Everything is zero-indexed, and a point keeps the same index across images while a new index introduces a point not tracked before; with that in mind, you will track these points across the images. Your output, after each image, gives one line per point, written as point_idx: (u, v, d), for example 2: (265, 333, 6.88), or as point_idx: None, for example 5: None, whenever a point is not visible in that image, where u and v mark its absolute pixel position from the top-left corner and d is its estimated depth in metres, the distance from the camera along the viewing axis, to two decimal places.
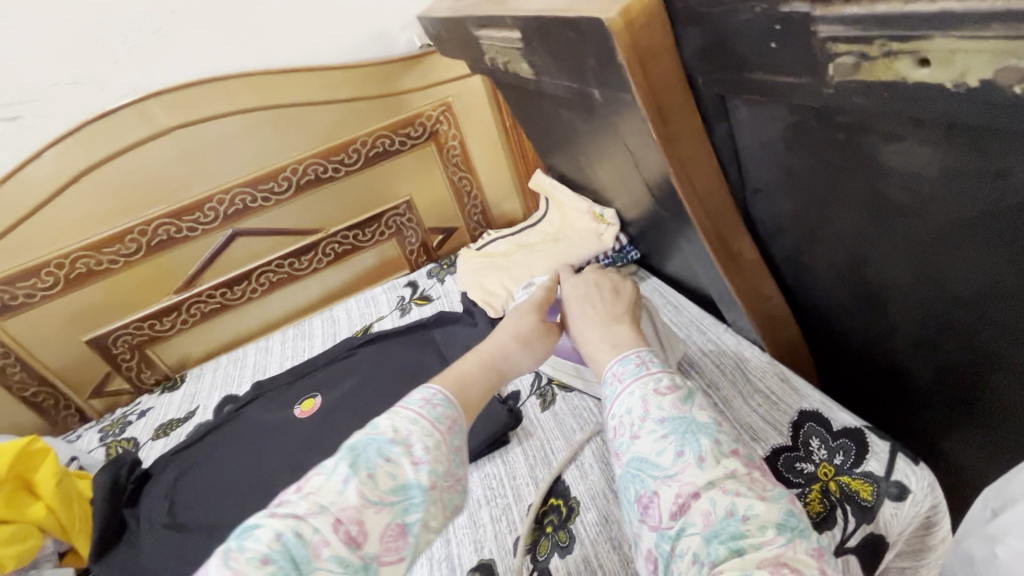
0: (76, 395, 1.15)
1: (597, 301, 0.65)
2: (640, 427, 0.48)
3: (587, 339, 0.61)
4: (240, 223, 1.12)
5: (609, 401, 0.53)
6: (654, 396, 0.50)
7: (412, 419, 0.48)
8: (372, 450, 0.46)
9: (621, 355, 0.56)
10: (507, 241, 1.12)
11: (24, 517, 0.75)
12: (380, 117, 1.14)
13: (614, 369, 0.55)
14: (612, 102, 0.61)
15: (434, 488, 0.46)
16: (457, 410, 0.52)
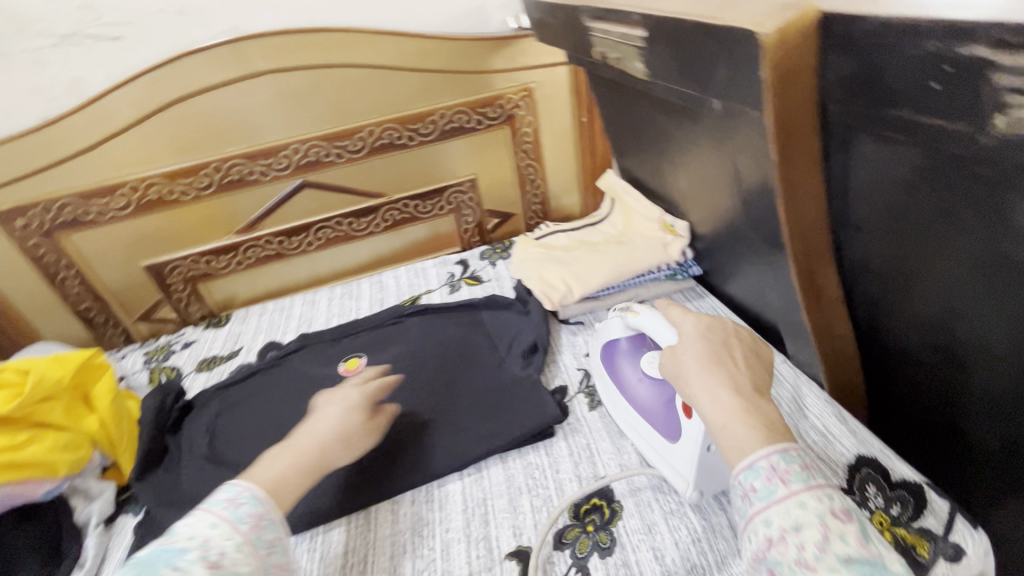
0: (125, 316, 1.17)
1: (731, 363, 0.56)
2: (816, 555, 0.42)
3: (718, 407, 0.52)
4: (311, 176, 1.13)
5: (761, 501, 0.45)
6: (832, 520, 0.43)
7: (210, 524, 0.52)
8: (161, 561, 0.48)
9: (766, 447, 0.48)
10: (568, 236, 1.12)
11: (80, 427, 0.74)
12: (462, 94, 1.14)
13: (767, 461, 0.47)
14: (732, 115, 0.60)
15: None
16: (261, 507, 0.55)
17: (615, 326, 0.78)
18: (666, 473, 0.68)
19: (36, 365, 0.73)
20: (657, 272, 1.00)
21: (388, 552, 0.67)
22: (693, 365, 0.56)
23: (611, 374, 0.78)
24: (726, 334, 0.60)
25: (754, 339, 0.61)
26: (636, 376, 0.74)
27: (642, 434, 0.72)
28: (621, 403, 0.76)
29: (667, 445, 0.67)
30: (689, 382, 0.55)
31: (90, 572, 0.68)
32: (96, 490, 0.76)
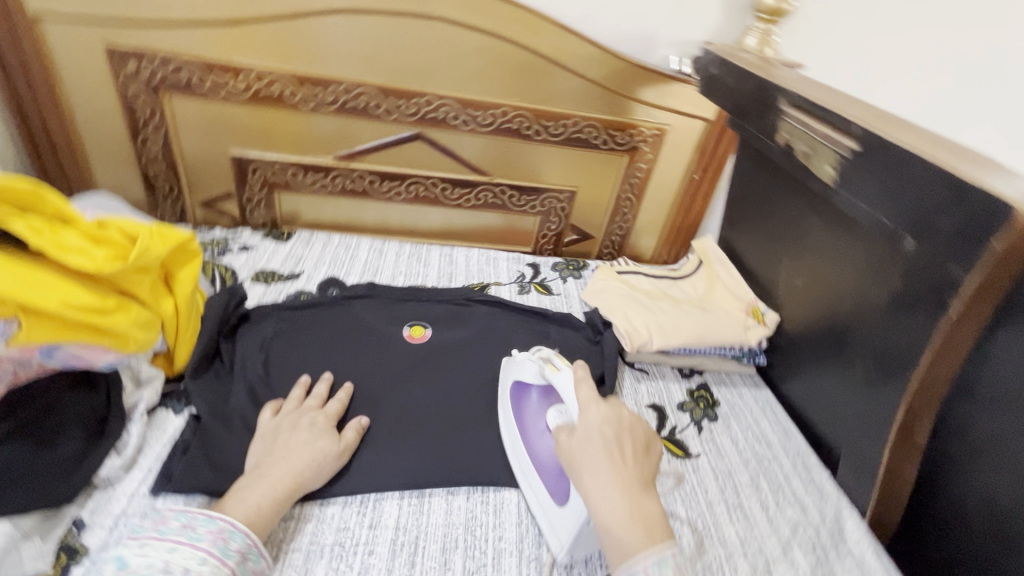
0: (188, 195, 1.12)
1: (623, 459, 0.58)
2: None
3: (607, 504, 0.54)
4: (429, 130, 1.11)
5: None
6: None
7: (199, 559, 0.51)
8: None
9: (658, 550, 0.51)
10: (650, 282, 1.12)
11: (157, 308, 0.70)
12: (601, 111, 1.14)
13: (646, 568, 0.50)
14: (922, 256, 0.63)
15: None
16: (249, 540, 0.56)
17: (530, 372, 0.75)
18: (545, 529, 0.67)
19: (141, 230, 0.68)
20: (729, 349, 1.00)
21: (440, 543, 0.65)
22: (592, 454, 0.58)
23: (516, 414, 0.75)
24: (643, 432, 0.62)
25: (648, 431, 0.62)
26: (542, 427, 0.71)
27: (530, 484, 0.70)
28: (517, 446, 0.73)
29: (551, 504, 0.66)
30: (586, 474, 0.57)
31: (128, 461, 0.65)
32: (146, 375, 0.72)
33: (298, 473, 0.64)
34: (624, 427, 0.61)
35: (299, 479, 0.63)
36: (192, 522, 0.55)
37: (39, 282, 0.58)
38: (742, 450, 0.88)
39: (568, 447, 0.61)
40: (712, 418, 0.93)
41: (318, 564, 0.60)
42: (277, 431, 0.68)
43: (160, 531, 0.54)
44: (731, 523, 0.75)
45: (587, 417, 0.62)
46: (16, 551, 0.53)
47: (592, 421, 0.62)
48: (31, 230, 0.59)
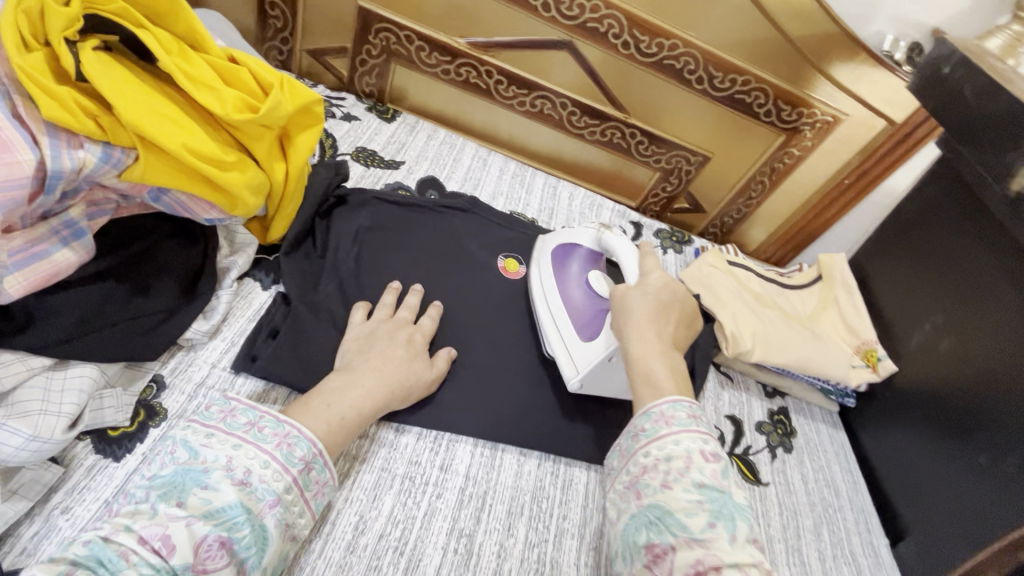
0: (299, 39, 1.01)
1: (670, 325, 0.63)
2: (676, 479, 0.49)
3: (643, 346, 0.60)
4: (580, 41, 0.95)
5: (645, 438, 0.54)
6: (698, 455, 0.51)
7: (261, 461, 0.47)
8: (189, 481, 0.44)
9: (675, 399, 0.56)
10: (763, 283, 0.99)
11: (270, 172, 0.62)
12: (779, 76, 0.96)
13: (659, 408, 0.55)
14: None
15: (268, 505, 0.46)
16: (315, 449, 0.50)
17: (581, 232, 0.80)
18: (563, 360, 0.72)
19: (274, 80, 0.57)
20: (825, 382, 0.91)
21: (506, 507, 0.62)
22: (640, 309, 0.63)
23: (554, 266, 0.79)
24: (686, 303, 0.66)
25: (689, 301, 0.66)
26: (578, 280, 0.77)
27: (555, 324, 0.75)
28: (550, 291, 0.77)
29: (575, 339, 0.72)
30: (633, 325, 0.62)
31: (212, 328, 0.60)
32: (240, 240, 0.66)
33: (389, 392, 0.59)
34: (676, 297, 0.65)
35: (387, 400, 0.58)
36: (258, 421, 0.50)
37: (159, 108, 0.49)
38: (810, 490, 0.83)
39: (624, 294, 0.65)
40: (788, 449, 0.86)
41: (387, 494, 0.58)
42: (370, 339, 0.63)
43: (227, 424, 0.50)
44: (789, 567, 0.72)
45: (649, 279, 0.66)
46: (99, 398, 0.50)
47: (659, 286, 0.65)
48: (159, 46, 0.51)
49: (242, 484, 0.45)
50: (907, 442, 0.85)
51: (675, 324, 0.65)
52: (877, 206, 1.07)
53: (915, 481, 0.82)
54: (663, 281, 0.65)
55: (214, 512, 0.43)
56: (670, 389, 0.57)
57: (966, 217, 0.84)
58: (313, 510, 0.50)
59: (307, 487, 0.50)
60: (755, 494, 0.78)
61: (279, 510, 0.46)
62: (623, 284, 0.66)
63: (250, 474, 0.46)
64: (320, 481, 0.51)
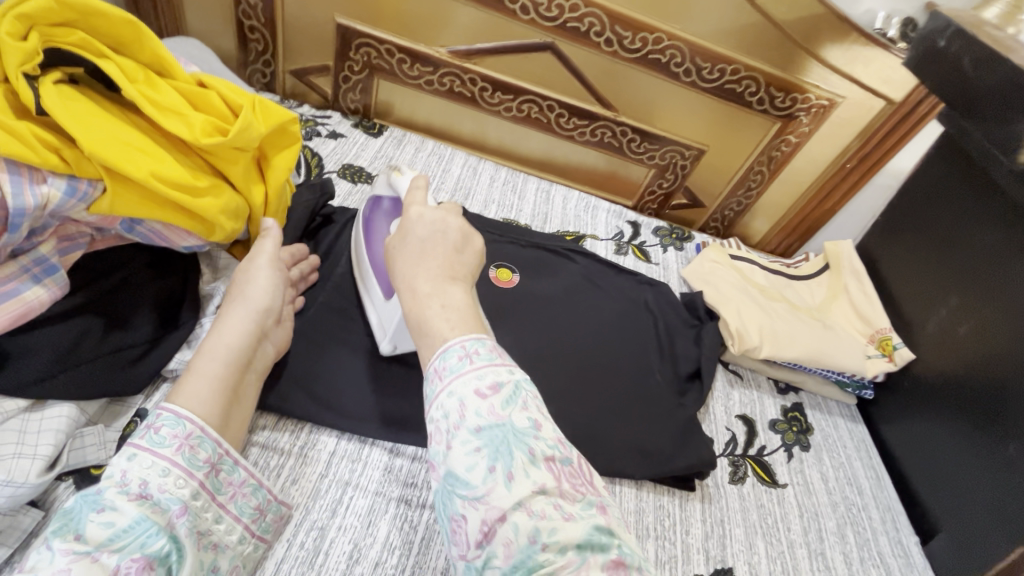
0: (281, 60, 1.01)
1: (433, 255, 0.49)
2: (452, 435, 0.40)
3: (410, 290, 0.48)
4: (562, 42, 0.94)
5: (426, 402, 0.43)
6: (473, 398, 0.41)
7: (160, 469, 0.44)
8: (85, 508, 0.40)
9: (447, 341, 0.44)
10: (767, 277, 0.96)
11: (247, 194, 0.60)
12: (769, 63, 0.93)
13: (435, 364, 0.43)
14: None
15: (176, 515, 0.43)
16: (220, 448, 0.48)
17: (382, 180, 0.69)
18: (374, 321, 0.66)
19: (242, 102, 0.56)
20: (840, 375, 0.87)
21: None
22: (403, 254, 0.50)
23: (361, 225, 0.71)
24: (462, 228, 0.52)
25: (466, 226, 0.52)
26: (386, 234, 0.69)
27: (366, 290, 0.68)
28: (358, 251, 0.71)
29: (379, 299, 0.65)
30: (397, 275, 0.49)
31: None
32: (223, 266, 0.66)
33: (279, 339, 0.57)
34: (439, 225, 0.51)
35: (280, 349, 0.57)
36: (154, 421, 0.46)
37: (125, 138, 0.49)
38: (831, 489, 0.79)
39: (389, 249, 0.52)
40: (805, 447, 0.83)
41: (382, 519, 0.56)
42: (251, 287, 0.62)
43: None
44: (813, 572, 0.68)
45: (408, 217, 0.52)
46: (80, 437, 0.49)
47: (415, 221, 0.52)
48: (123, 76, 0.50)
49: (140, 499, 0.42)
50: (933, 435, 0.80)
51: (453, 256, 0.50)
52: (880, 187, 1.04)
53: (943, 473, 0.78)
54: (435, 218, 0.51)
55: (114, 538, 0.39)
56: (445, 333, 0.44)
57: (975, 194, 0.80)
58: (235, 514, 0.48)
59: (218, 488, 0.47)
60: (773, 498, 0.74)
61: (190, 518, 0.44)
62: (391, 233, 0.53)
63: (148, 485, 0.43)
64: (235, 483, 0.49)
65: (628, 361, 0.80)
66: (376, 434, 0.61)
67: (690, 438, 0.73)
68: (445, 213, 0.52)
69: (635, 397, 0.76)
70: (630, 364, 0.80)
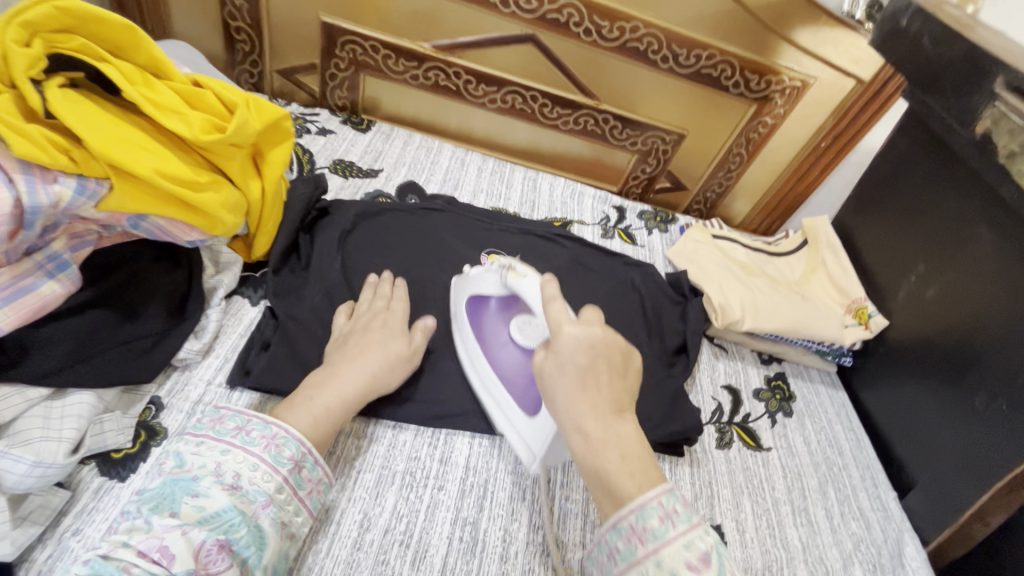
0: (268, 60, 1.02)
1: (599, 385, 0.49)
2: None
3: (582, 434, 0.48)
4: (543, 33, 0.97)
5: (624, 560, 0.43)
6: (685, 570, 0.40)
7: (250, 464, 0.48)
8: (179, 490, 0.46)
9: (637, 497, 0.44)
10: (748, 255, 1.00)
11: (244, 190, 0.63)
12: (743, 47, 0.97)
13: (628, 520, 0.43)
14: None
15: (261, 506, 0.47)
16: (303, 448, 0.52)
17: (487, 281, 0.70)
18: (516, 444, 0.63)
19: (237, 101, 0.59)
20: (819, 344, 0.92)
21: (508, 494, 0.62)
22: (563, 383, 0.50)
23: (472, 330, 0.71)
24: (620, 348, 0.53)
25: (626, 348, 0.53)
26: (505, 339, 0.69)
27: (494, 401, 0.66)
28: (475, 359, 0.70)
29: (521, 416, 0.63)
30: (561, 409, 0.50)
31: (205, 346, 0.62)
32: (224, 259, 0.68)
33: (372, 380, 0.60)
34: (595, 347, 0.51)
35: (371, 384, 0.60)
36: (246, 425, 0.52)
37: (129, 138, 0.51)
38: (813, 450, 0.83)
39: (542, 370, 0.53)
40: (788, 413, 0.87)
41: (389, 490, 0.59)
42: (347, 334, 0.65)
43: (220, 431, 0.51)
44: (796, 526, 0.72)
45: (559, 337, 0.53)
46: (100, 423, 0.52)
47: (564, 340, 0.52)
48: (124, 78, 0.52)
49: (230, 488, 0.47)
50: (907, 394, 0.85)
51: (615, 384, 0.50)
52: (853, 164, 1.07)
53: (917, 427, 0.82)
54: (584, 334, 0.52)
55: (205, 518, 0.45)
56: (632, 491, 0.45)
57: (939, 166, 0.84)
58: (310, 508, 0.52)
59: (300, 483, 0.51)
60: (758, 460, 0.78)
61: (273, 509, 0.48)
62: (540, 358, 0.54)
63: (239, 476, 0.48)
64: (314, 479, 0.52)
65: None
66: (378, 412, 0.64)
67: (678, 407, 0.77)
68: (596, 325, 0.52)
69: None
70: None
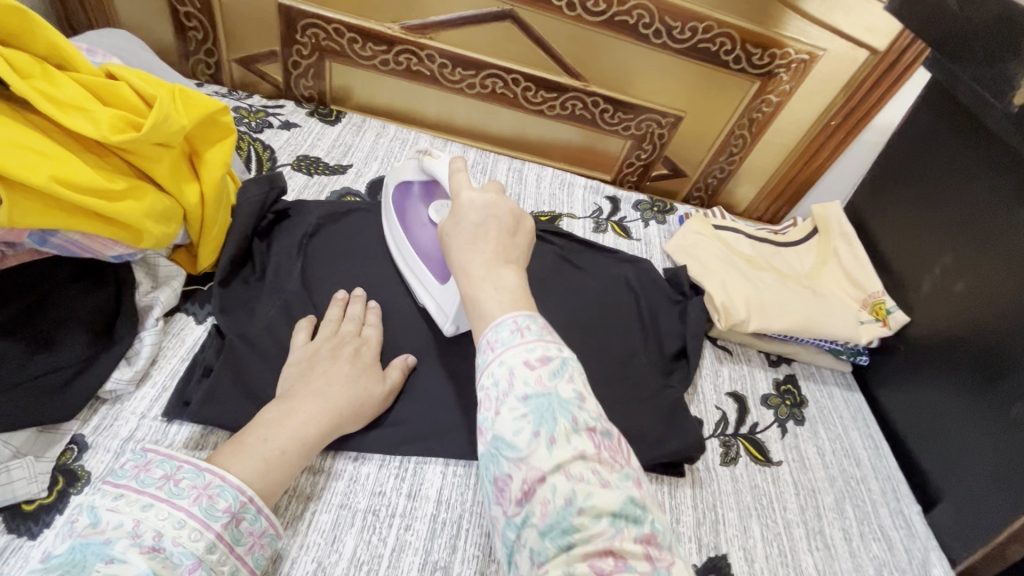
0: (224, 49, 0.94)
1: (489, 238, 0.47)
2: (499, 403, 0.37)
3: (466, 274, 0.46)
4: (521, 9, 0.88)
5: (477, 373, 0.41)
6: (522, 368, 0.38)
7: (176, 521, 0.40)
8: (90, 557, 0.37)
9: (498, 316, 0.42)
10: (753, 246, 0.92)
11: (178, 194, 0.56)
12: (743, 17, 0.88)
13: (486, 337, 0.41)
14: None
15: (189, 570, 0.40)
16: (243, 496, 0.44)
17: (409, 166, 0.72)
18: (431, 309, 0.67)
19: (158, 93, 0.51)
20: (833, 343, 0.83)
21: (486, 531, 0.55)
22: (458, 238, 0.49)
23: (396, 215, 0.73)
24: (514, 209, 0.50)
25: (517, 208, 0.50)
26: (425, 218, 0.72)
27: (415, 274, 0.70)
28: (397, 238, 0.73)
29: (434, 284, 0.67)
30: (453, 259, 0.48)
31: (139, 375, 0.55)
32: (164, 273, 0.60)
33: (337, 413, 0.53)
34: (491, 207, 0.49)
35: (336, 421, 0.53)
36: (174, 471, 0.44)
37: (22, 140, 0.44)
38: (828, 462, 0.76)
39: (442, 234, 0.51)
40: (799, 421, 0.79)
41: (348, 534, 0.52)
42: (311, 361, 0.57)
43: (141, 481, 0.43)
44: (811, 552, 0.65)
45: (460, 201, 0.51)
46: (6, 472, 0.45)
47: (466, 205, 0.50)
48: (13, 70, 0.44)
49: (151, 552, 0.39)
50: (932, 398, 0.77)
51: (507, 239, 0.48)
52: (868, 144, 0.98)
53: (945, 437, 0.74)
54: (482, 199, 0.50)
55: None
56: (496, 312, 0.42)
57: (967, 143, 0.75)
58: (251, 566, 0.44)
59: (237, 540, 0.43)
60: (767, 477, 0.71)
61: (204, 573, 0.40)
62: (443, 221, 0.52)
63: (162, 537, 0.40)
64: (255, 533, 0.45)
65: (610, 343, 0.76)
66: (338, 443, 0.57)
67: (677, 421, 0.70)
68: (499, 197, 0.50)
69: (618, 382, 0.72)
70: (612, 347, 0.76)
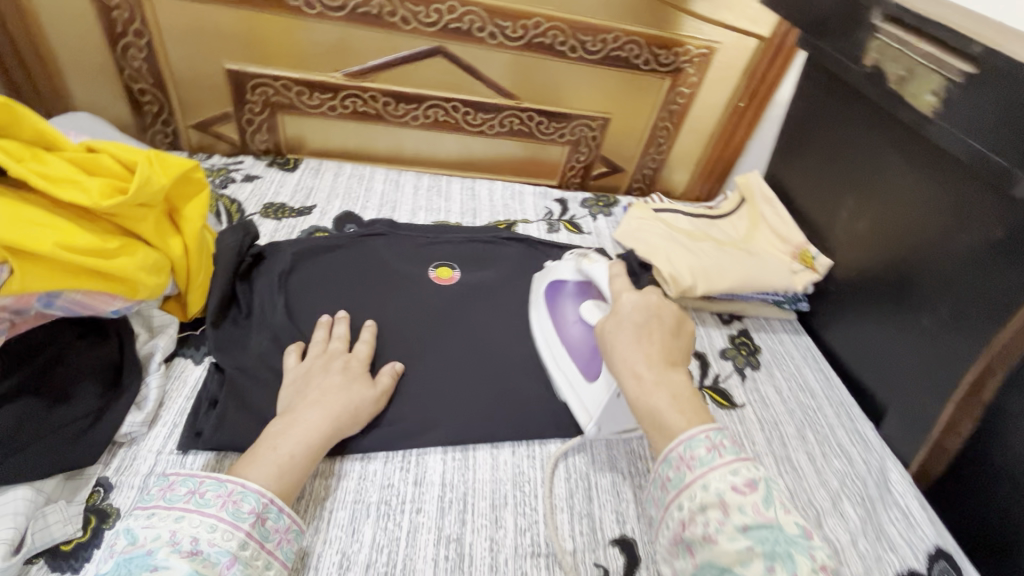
0: (180, 117, 1.01)
1: (654, 340, 0.56)
2: (716, 529, 0.42)
3: (636, 377, 0.53)
4: (449, 44, 0.98)
5: (672, 488, 0.46)
6: (732, 494, 0.43)
7: (208, 526, 0.46)
8: (135, 568, 0.42)
9: (688, 432, 0.47)
10: (691, 223, 1.02)
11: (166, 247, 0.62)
12: (644, 25, 1.00)
13: (677, 451, 0.47)
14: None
15: (226, 566, 0.45)
16: (264, 498, 0.49)
17: (570, 267, 0.76)
18: (575, 408, 0.69)
19: (137, 159, 0.58)
20: (773, 294, 0.93)
21: (490, 501, 0.62)
22: (625, 338, 0.57)
23: (548, 309, 0.77)
24: (675, 315, 0.59)
25: (678, 312, 0.59)
26: (572, 317, 0.73)
27: (561, 370, 0.72)
28: (548, 331, 0.75)
29: (580, 381, 0.68)
30: (619, 358, 0.56)
31: (150, 416, 0.60)
32: (159, 322, 0.66)
33: (337, 419, 0.59)
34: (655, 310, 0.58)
35: (337, 425, 0.59)
36: (200, 486, 0.49)
37: (24, 216, 0.49)
38: (786, 399, 0.84)
39: (605, 330, 0.60)
40: (756, 366, 0.88)
41: (365, 525, 0.57)
42: (307, 377, 0.63)
43: (170, 498, 0.48)
44: (782, 475, 0.73)
45: (621, 303, 0.61)
46: (42, 517, 0.49)
47: (630, 308, 0.59)
48: (9, 157, 0.51)
49: (190, 556, 0.44)
50: (863, 326, 0.87)
51: (670, 341, 0.56)
52: (774, 118, 1.10)
53: (878, 359, 0.84)
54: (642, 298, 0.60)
55: None
56: (682, 425, 0.48)
57: (846, 103, 0.88)
58: (282, 559, 0.49)
59: (265, 536, 0.49)
60: (733, 419, 0.79)
61: (239, 567, 0.45)
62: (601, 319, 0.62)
63: (196, 543, 0.45)
64: (281, 529, 0.50)
65: None
66: (343, 449, 0.62)
67: None
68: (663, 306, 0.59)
69: None
70: None
